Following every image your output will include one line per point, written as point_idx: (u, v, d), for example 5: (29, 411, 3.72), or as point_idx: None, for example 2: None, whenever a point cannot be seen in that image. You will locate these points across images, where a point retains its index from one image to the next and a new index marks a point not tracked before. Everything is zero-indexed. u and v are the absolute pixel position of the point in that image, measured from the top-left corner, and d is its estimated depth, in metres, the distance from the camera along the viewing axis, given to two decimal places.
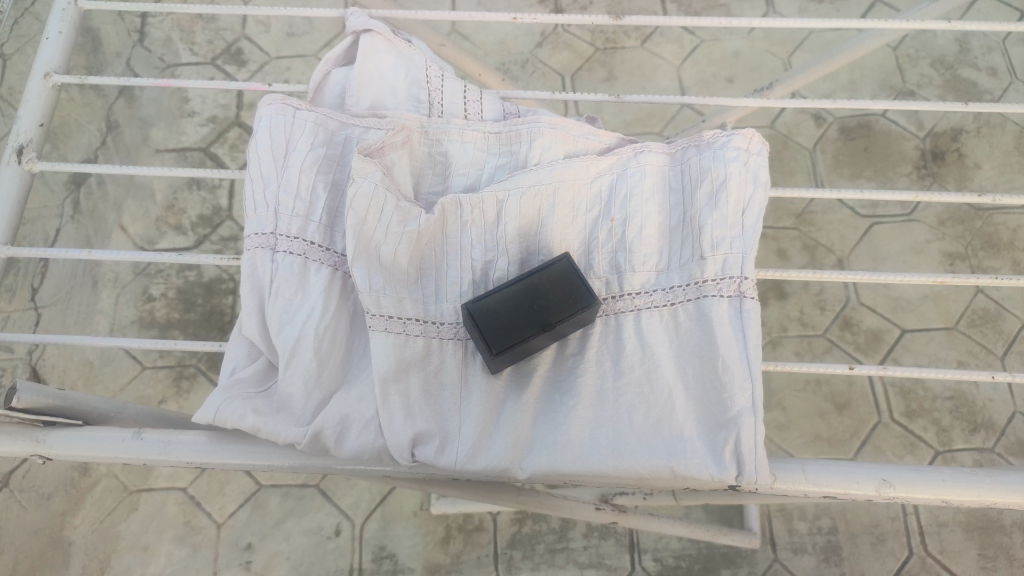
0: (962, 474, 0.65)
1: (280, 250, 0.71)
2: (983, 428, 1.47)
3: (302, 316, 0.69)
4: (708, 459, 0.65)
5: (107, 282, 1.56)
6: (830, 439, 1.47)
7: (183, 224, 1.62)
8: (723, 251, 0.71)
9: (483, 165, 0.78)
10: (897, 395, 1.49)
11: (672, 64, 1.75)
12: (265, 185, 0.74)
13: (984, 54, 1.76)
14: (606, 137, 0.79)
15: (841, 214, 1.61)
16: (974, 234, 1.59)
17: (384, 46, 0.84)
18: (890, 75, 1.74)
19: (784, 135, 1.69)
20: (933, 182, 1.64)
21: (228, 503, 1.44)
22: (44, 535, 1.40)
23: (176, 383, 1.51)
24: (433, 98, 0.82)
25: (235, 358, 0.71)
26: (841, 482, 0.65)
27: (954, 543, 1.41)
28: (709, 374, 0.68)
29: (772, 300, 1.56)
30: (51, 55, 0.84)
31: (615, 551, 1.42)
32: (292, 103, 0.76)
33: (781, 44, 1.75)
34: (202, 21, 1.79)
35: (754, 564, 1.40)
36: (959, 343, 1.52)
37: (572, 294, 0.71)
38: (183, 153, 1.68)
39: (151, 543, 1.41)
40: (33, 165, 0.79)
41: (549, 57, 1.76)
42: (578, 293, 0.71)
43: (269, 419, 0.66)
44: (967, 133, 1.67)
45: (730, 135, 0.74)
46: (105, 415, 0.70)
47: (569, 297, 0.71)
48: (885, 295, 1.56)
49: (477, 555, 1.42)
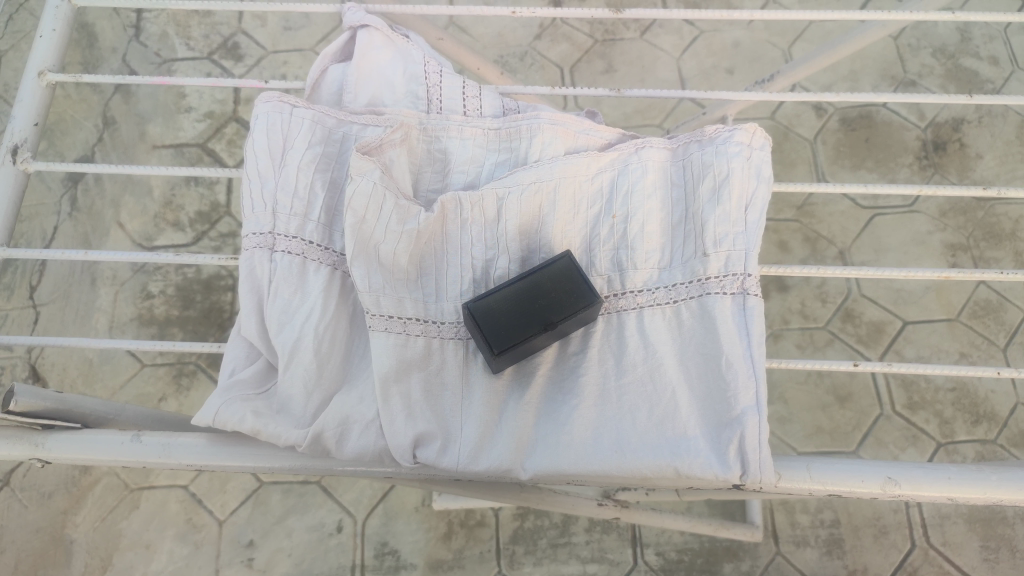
0: (967, 471, 0.65)
1: (278, 250, 0.71)
2: (985, 420, 1.47)
3: (301, 316, 0.68)
4: (711, 458, 0.64)
5: (106, 279, 1.56)
6: (832, 431, 1.47)
7: (182, 220, 1.61)
8: (726, 248, 0.70)
9: (483, 162, 0.77)
10: (900, 387, 1.49)
11: (672, 55, 1.74)
12: (262, 184, 0.73)
13: (985, 43, 1.74)
14: (607, 132, 0.78)
15: (842, 206, 1.60)
16: (976, 225, 1.59)
17: (382, 41, 0.83)
18: (891, 65, 1.72)
19: (785, 126, 1.67)
20: (934, 172, 1.63)
21: (230, 500, 1.44)
22: (46, 533, 1.40)
23: (176, 380, 1.50)
24: (431, 94, 0.81)
25: (234, 360, 0.71)
26: (846, 480, 0.65)
27: (956, 535, 1.42)
28: (712, 373, 0.67)
29: (773, 293, 1.55)
30: (45, 53, 0.83)
31: (617, 545, 1.42)
32: (288, 100, 0.75)
33: (782, 34, 1.74)
34: (197, 15, 1.77)
35: (757, 557, 1.41)
36: (961, 335, 1.52)
37: (573, 294, 0.70)
38: (180, 149, 1.67)
39: (154, 540, 1.41)
40: (28, 165, 0.78)
41: (548, 50, 1.74)
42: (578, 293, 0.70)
43: (269, 421, 0.66)
44: (969, 123, 1.66)
45: (732, 130, 0.73)
46: (104, 417, 0.70)
47: (570, 297, 0.70)
48: (887, 287, 1.55)
49: (480, 550, 1.42)
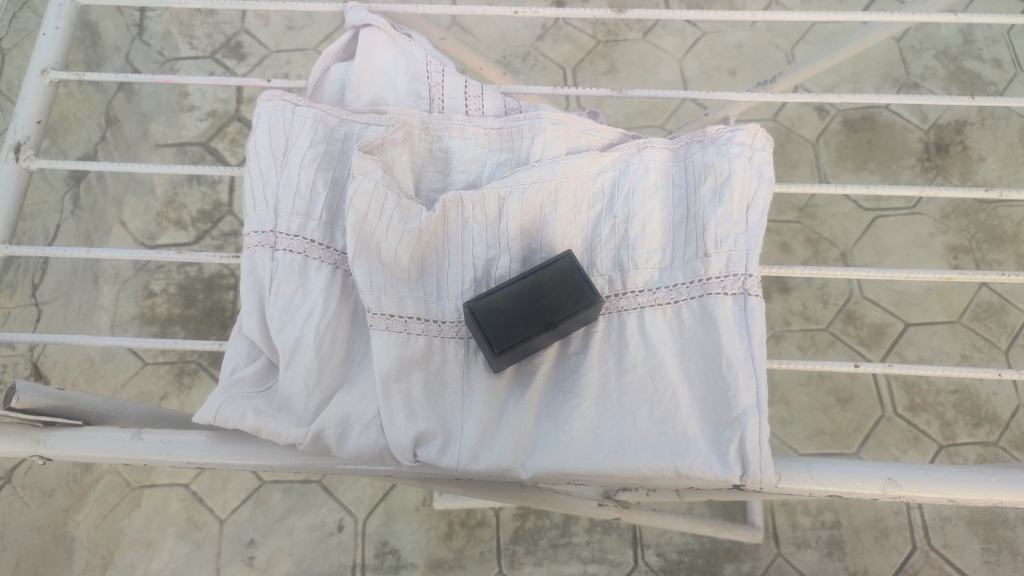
0: (968, 472, 0.65)
1: (280, 249, 0.71)
2: (987, 422, 1.47)
3: (302, 315, 0.68)
4: (712, 458, 0.64)
5: (108, 278, 1.55)
6: (833, 433, 1.47)
7: (184, 219, 1.61)
8: (728, 248, 0.70)
9: (484, 161, 0.77)
10: (901, 389, 1.49)
11: (674, 57, 1.73)
12: (264, 183, 0.73)
13: (988, 46, 1.74)
14: (608, 132, 0.78)
15: (844, 207, 1.60)
16: (978, 227, 1.58)
17: (384, 41, 0.83)
18: (894, 67, 1.72)
19: (787, 127, 1.67)
20: (936, 175, 1.62)
21: (231, 499, 1.44)
22: (47, 531, 1.40)
23: (177, 379, 1.50)
24: (433, 93, 0.81)
25: (235, 358, 0.71)
26: (846, 481, 0.65)
27: (958, 537, 1.41)
28: (713, 373, 0.67)
29: (775, 294, 1.55)
30: (48, 51, 0.83)
31: (617, 545, 1.42)
32: (290, 99, 0.75)
33: (784, 36, 1.74)
34: (200, 15, 1.77)
35: (757, 559, 1.40)
36: (963, 337, 1.51)
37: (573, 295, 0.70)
38: (183, 148, 1.66)
39: (155, 538, 1.41)
40: (30, 163, 0.78)
41: (551, 50, 1.74)
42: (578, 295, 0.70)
43: (270, 419, 0.66)
44: (971, 125, 1.66)
45: (734, 131, 0.74)
46: (105, 415, 0.70)
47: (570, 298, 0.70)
48: (889, 288, 1.55)
49: (480, 550, 1.42)
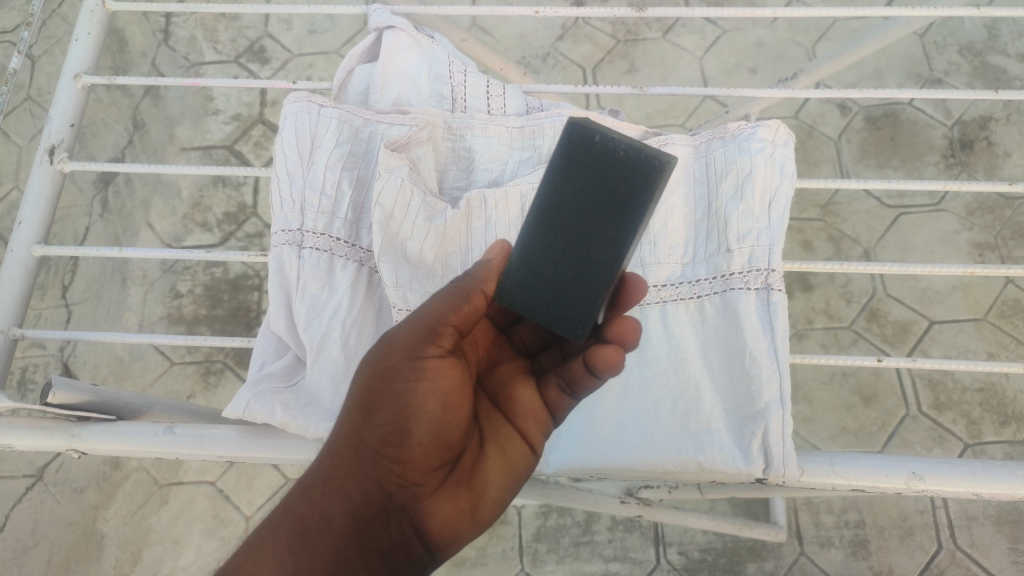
0: (993, 467, 0.64)
1: (306, 247, 0.72)
2: (1014, 421, 1.44)
3: (329, 312, 0.70)
4: (734, 453, 0.66)
5: (135, 279, 1.59)
6: (857, 432, 1.45)
7: (209, 221, 1.64)
8: (750, 243, 0.72)
9: (507, 160, 0.79)
10: (926, 387, 1.47)
11: (695, 55, 1.73)
12: (290, 183, 0.75)
13: (1014, 40, 1.71)
14: (630, 130, 0.80)
15: (867, 205, 1.59)
16: (1004, 224, 1.56)
17: (408, 42, 0.84)
18: (917, 63, 1.70)
19: (809, 125, 1.66)
20: (962, 171, 1.61)
21: (256, 496, 1.46)
22: (78, 527, 1.44)
23: (204, 378, 1.53)
24: (455, 94, 0.83)
25: (264, 354, 0.73)
26: (869, 475, 0.64)
27: (984, 537, 1.39)
28: (736, 366, 0.69)
29: (797, 292, 1.54)
30: (81, 56, 0.85)
31: (640, 544, 1.42)
32: (316, 100, 0.77)
33: (806, 33, 1.72)
34: (224, 19, 1.80)
35: (781, 558, 1.39)
36: (989, 335, 1.49)
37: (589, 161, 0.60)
38: (207, 151, 1.69)
39: (182, 535, 1.44)
40: (64, 165, 0.81)
41: (570, 50, 1.75)
42: (579, 136, 0.60)
43: (298, 414, 0.67)
44: (997, 121, 1.63)
45: (755, 127, 0.74)
46: (138, 410, 0.72)
47: (598, 149, 0.60)
48: (913, 286, 1.53)
49: (502, 548, 1.42)
